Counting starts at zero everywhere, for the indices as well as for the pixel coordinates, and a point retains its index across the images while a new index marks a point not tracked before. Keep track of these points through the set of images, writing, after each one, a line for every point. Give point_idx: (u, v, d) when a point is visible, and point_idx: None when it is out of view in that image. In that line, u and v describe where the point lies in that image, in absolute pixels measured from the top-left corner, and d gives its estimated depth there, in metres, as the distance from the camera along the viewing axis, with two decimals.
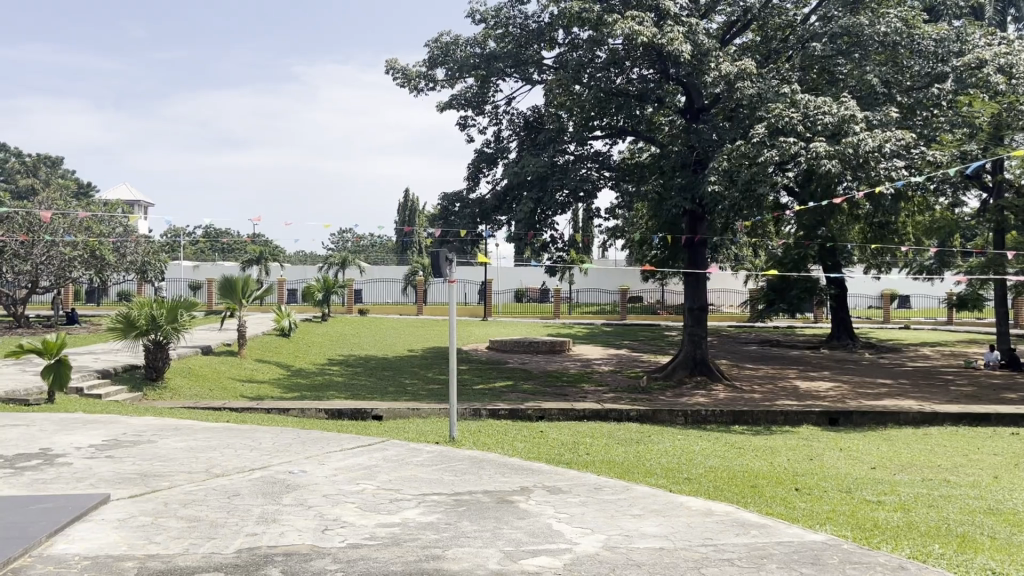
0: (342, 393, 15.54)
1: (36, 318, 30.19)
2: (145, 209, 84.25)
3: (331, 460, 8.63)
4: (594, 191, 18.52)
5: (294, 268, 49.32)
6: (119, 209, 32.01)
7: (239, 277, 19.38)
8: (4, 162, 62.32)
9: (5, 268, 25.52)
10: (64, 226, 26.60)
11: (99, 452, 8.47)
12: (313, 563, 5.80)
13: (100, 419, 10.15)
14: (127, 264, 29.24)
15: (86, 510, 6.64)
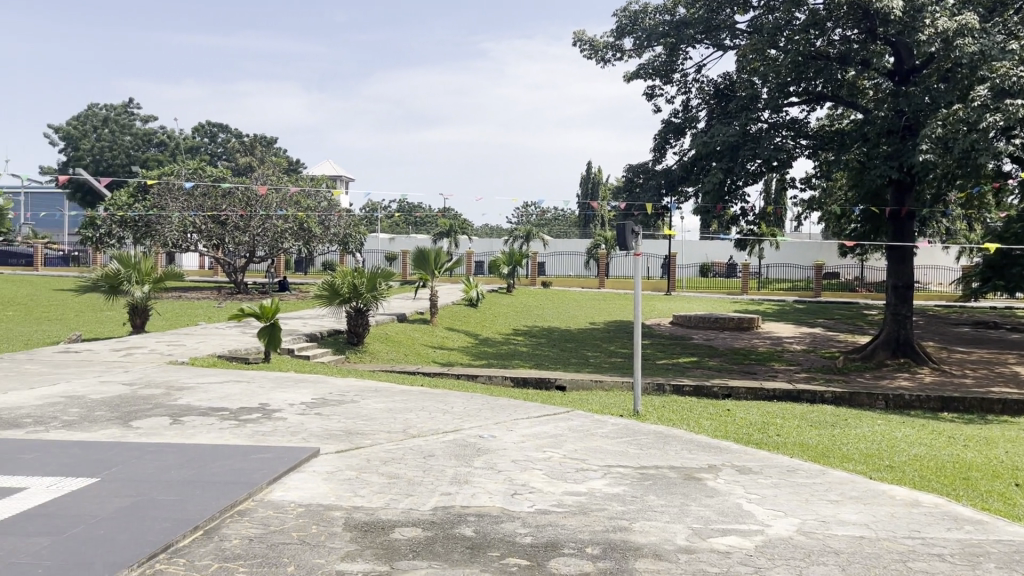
0: (528, 363, 15.90)
1: (253, 285, 33.06)
2: (346, 184, 89.72)
3: (519, 427, 8.86)
4: (789, 161, 17.58)
5: (481, 241, 50.82)
6: (324, 184, 34.33)
7: (431, 248, 20.20)
8: (226, 142, 68.47)
9: (227, 239, 28.09)
10: (277, 202, 28.89)
11: (309, 408, 9.18)
12: (504, 526, 5.99)
13: (310, 379, 11.00)
14: (331, 235, 31.22)
15: (301, 461, 7.25)
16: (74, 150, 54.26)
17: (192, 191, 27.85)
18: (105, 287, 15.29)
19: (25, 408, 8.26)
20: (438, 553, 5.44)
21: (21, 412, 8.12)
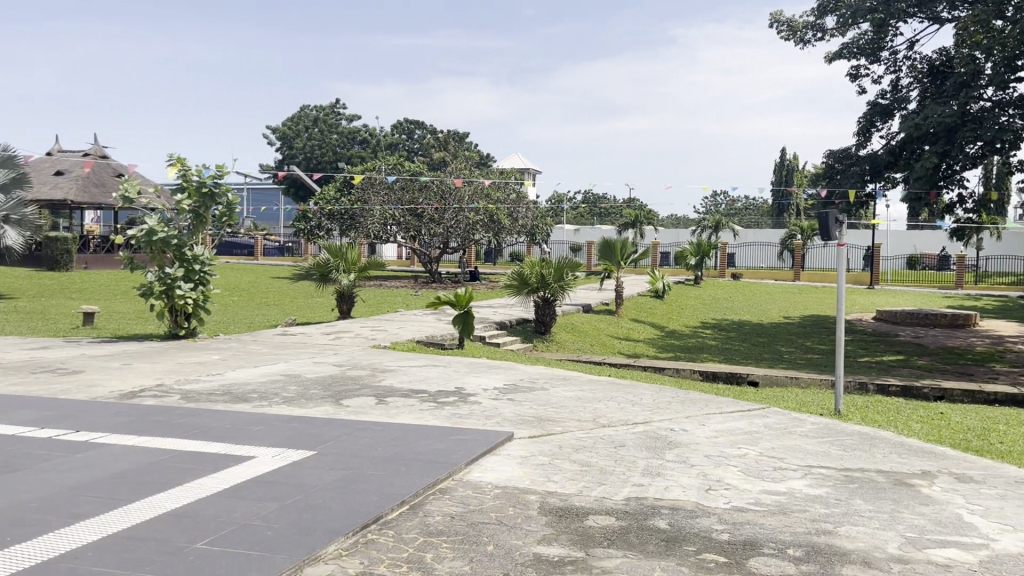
0: (717, 357, 15.51)
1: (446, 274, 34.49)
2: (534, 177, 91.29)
3: (711, 422, 8.67)
4: (1017, 142, 15.99)
5: (668, 231, 50.06)
6: (513, 176, 35.12)
7: (617, 239, 20.14)
8: (423, 138, 71.77)
9: (423, 231, 29.51)
10: (469, 195, 29.88)
11: (502, 394, 9.45)
12: (700, 521, 5.88)
13: (501, 366, 11.33)
14: (520, 227, 31.77)
15: (496, 444, 7.48)
16: (289, 148, 59.08)
17: (392, 184, 29.61)
18: (316, 275, 16.52)
19: (250, 384, 9.09)
20: (633, 543, 5.43)
21: (247, 387, 8.96)
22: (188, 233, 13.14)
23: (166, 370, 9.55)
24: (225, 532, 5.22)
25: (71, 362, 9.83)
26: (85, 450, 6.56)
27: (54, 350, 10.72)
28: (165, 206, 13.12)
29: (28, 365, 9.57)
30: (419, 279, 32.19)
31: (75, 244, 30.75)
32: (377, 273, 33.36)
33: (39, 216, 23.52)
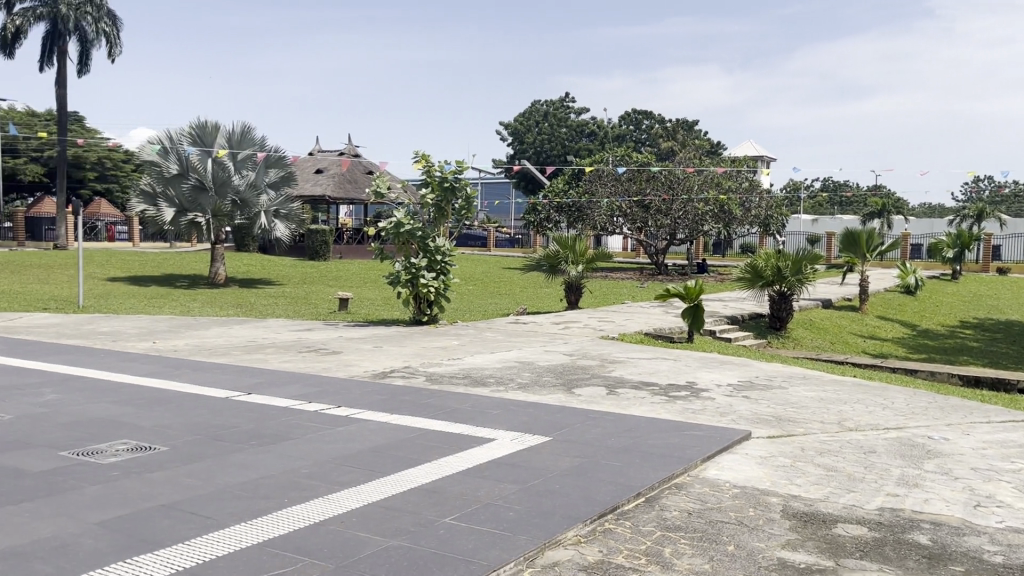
0: (980, 360, 14.01)
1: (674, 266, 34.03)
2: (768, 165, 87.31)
3: (977, 433, 7.83)
4: None
5: (919, 222, 45.93)
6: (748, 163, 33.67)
7: (862, 230, 18.79)
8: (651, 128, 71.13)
9: (650, 222, 29.44)
10: (698, 184, 29.11)
11: (737, 391, 9.14)
12: (967, 540, 5.32)
13: (735, 362, 10.97)
14: (751, 218, 30.21)
15: (733, 442, 7.24)
16: (520, 142, 61.15)
17: (618, 176, 30.22)
18: (546, 266, 16.94)
19: (487, 369, 9.49)
20: (889, 557, 5.03)
21: (485, 372, 9.36)
22: (430, 226, 13.92)
23: (412, 354, 10.22)
24: (471, 510, 5.48)
25: (331, 343, 10.81)
26: (345, 424, 7.16)
27: (316, 332, 11.82)
28: (410, 200, 13.99)
29: (296, 344, 10.63)
30: (646, 270, 32.11)
31: (331, 237, 33.73)
32: (604, 265, 33.57)
33: (303, 212, 25.98)
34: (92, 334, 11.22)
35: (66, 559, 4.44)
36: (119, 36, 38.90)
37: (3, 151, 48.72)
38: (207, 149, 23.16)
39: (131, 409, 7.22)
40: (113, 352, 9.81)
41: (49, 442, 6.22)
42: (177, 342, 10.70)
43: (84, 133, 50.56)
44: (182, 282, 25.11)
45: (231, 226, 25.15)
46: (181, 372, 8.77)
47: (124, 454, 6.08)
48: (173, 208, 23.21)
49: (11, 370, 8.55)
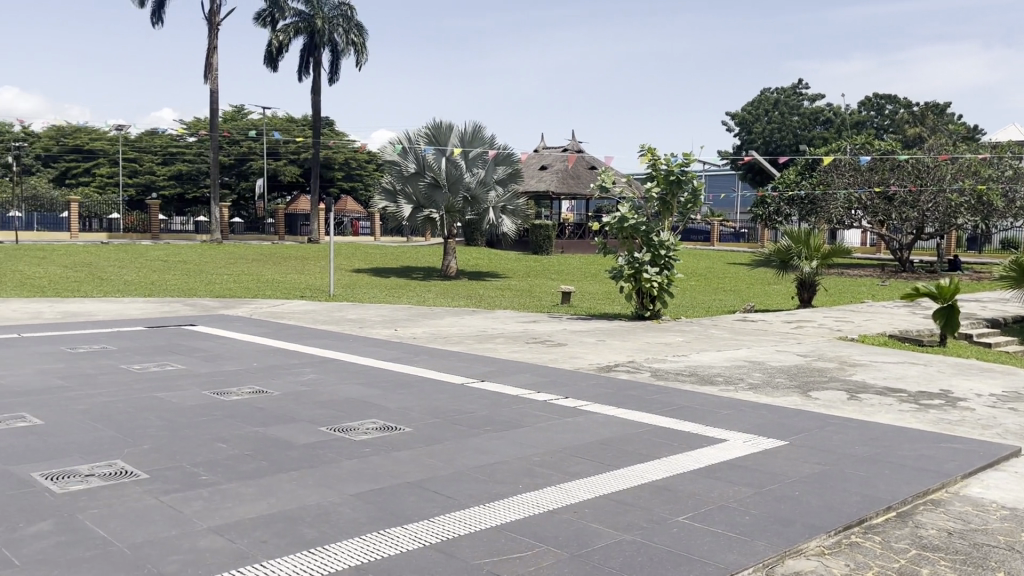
0: None
1: (919, 262, 31.32)
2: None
3: None
4: None
5: None
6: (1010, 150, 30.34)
7: None
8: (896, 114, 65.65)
9: (894, 215, 27.36)
10: (952, 172, 26.75)
11: (1002, 402, 8.21)
12: None
13: (998, 370, 9.85)
14: (1016, 209, 27.72)
15: (1000, 458, 6.49)
16: (748, 133, 58.82)
17: (859, 166, 28.09)
18: (776, 262, 16.23)
19: (716, 367, 9.23)
20: None
21: (713, 370, 9.11)
22: (655, 220, 13.77)
23: (637, 348, 10.17)
24: (705, 511, 5.32)
25: (556, 335, 11.02)
26: (575, 415, 7.25)
27: (543, 324, 12.11)
28: (635, 194, 13.91)
29: (524, 335, 10.94)
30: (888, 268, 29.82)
31: (554, 232, 34.43)
32: (839, 261, 31.54)
33: (529, 207, 26.64)
34: (342, 320, 12.23)
35: (325, 525, 4.83)
36: (365, 43, 42.15)
37: (268, 155, 54.58)
38: (442, 149, 24.46)
39: (378, 391, 7.76)
40: (360, 337, 10.63)
41: (309, 418, 6.83)
42: (415, 330, 11.38)
43: (334, 136, 55.40)
44: (417, 274, 26.76)
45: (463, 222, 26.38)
46: (419, 358, 9.32)
47: (373, 433, 6.55)
48: (410, 205, 24.77)
49: (276, 351, 9.52)
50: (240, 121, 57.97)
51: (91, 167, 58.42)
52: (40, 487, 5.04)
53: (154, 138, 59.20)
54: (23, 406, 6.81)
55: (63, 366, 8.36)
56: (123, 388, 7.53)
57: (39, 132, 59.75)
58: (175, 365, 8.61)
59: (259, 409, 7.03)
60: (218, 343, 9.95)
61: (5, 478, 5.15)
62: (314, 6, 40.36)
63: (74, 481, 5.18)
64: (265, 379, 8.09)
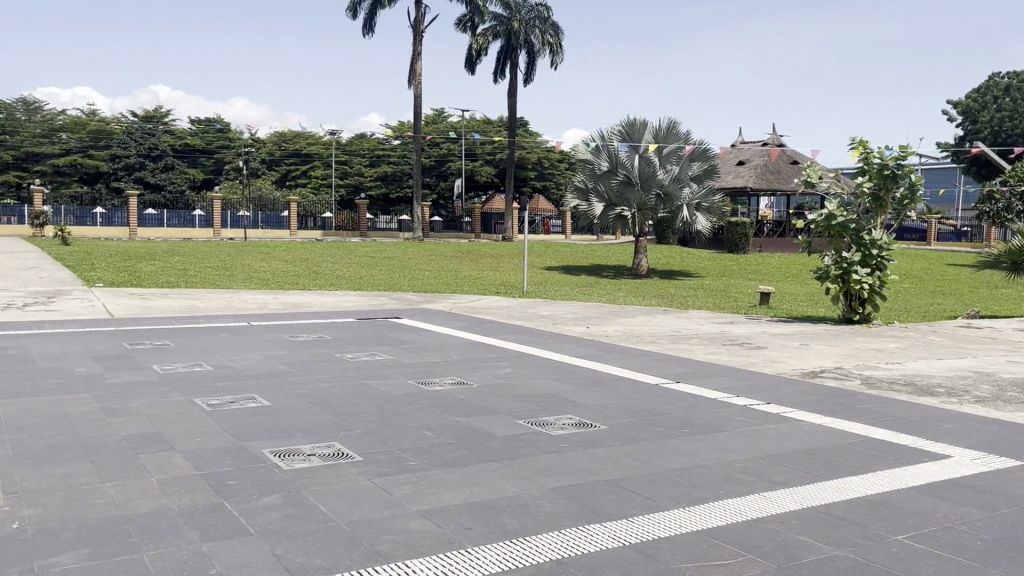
0: None
1: None
2: None
3: None
4: None
5: None
6: None
7: None
8: None
9: None
10: None
11: None
12: None
13: None
14: None
15: None
16: (973, 122, 53.91)
17: None
18: (1007, 263, 14.78)
19: (935, 377, 8.51)
20: None
21: (932, 380, 8.41)
22: (866, 217, 12.93)
23: (845, 354, 9.59)
24: (929, 531, 4.89)
25: (755, 337, 10.62)
26: (777, 422, 6.93)
27: (740, 326, 11.73)
28: (844, 190, 13.15)
29: (720, 337, 10.65)
30: None
31: (751, 229, 33.35)
32: None
33: (725, 204, 25.90)
34: (536, 316, 12.47)
35: (526, 517, 4.90)
36: (560, 43, 42.98)
37: (466, 155, 56.88)
38: (635, 146, 24.37)
39: (573, 388, 7.82)
40: (554, 334, 10.78)
41: (507, 411, 7.00)
42: (608, 328, 11.39)
43: (527, 136, 56.79)
44: (608, 273, 26.83)
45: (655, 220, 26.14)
46: (614, 356, 9.30)
47: (570, 428, 6.60)
48: (602, 203, 24.88)
49: (474, 344, 9.86)
50: (440, 124, 60.83)
51: (309, 169, 63.53)
52: (270, 462, 5.50)
53: (363, 142, 63.40)
54: (254, 387, 7.48)
55: (286, 352, 9.11)
56: (338, 375, 8.09)
57: (265, 138, 65.75)
58: (383, 355, 9.13)
59: (461, 399, 7.29)
60: (421, 335, 10.46)
61: (240, 452, 5.66)
62: (512, 9, 41.63)
63: (299, 458, 5.61)
64: (466, 371, 8.39)
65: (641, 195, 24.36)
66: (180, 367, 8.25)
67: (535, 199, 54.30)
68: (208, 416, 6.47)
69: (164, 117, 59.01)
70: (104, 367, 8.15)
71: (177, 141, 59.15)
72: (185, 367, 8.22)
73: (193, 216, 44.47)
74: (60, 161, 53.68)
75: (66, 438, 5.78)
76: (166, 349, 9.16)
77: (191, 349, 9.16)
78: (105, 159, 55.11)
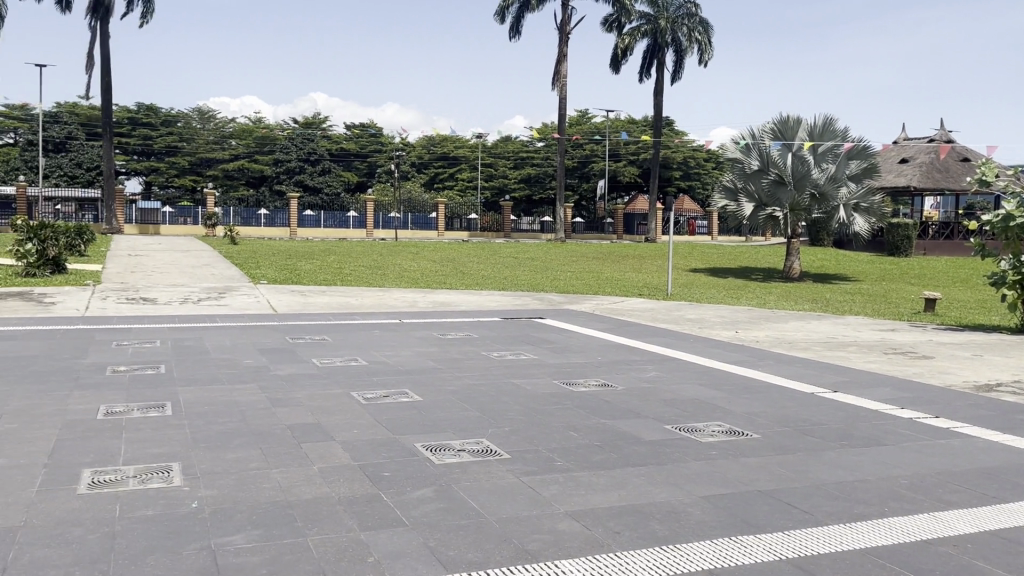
0: None
1: None
2: None
3: None
4: None
5: None
6: None
7: None
8: None
9: None
10: None
11: None
12: None
13: None
14: None
15: None
16: None
17: None
18: None
19: None
20: None
21: None
22: None
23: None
24: None
25: (921, 347, 9.95)
26: (947, 438, 6.45)
27: (903, 334, 11.03)
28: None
29: (881, 345, 10.06)
30: None
31: (915, 231, 31.47)
32: None
33: (886, 204, 24.48)
34: (682, 320, 12.23)
35: (676, 522, 4.77)
36: (710, 40, 42.07)
37: (610, 156, 56.71)
38: (788, 144, 23.41)
39: (722, 395, 7.61)
40: (700, 338, 10.53)
41: (655, 416, 6.88)
42: (758, 333, 11.01)
43: (673, 135, 55.94)
44: (757, 275, 26.03)
45: (808, 222, 25.14)
46: (765, 363, 8.97)
47: (720, 436, 6.40)
48: (753, 203, 24.21)
49: (619, 347, 9.79)
50: (584, 125, 60.92)
51: (455, 172, 65.21)
52: (422, 457, 5.64)
53: (508, 145, 64.41)
54: (406, 383, 7.73)
55: (436, 350, 9.36)
56: (486, 373, 8.22)
57: (415, 142, 67.92)
58: (528, 354, 9.21)
59: (607, 402, 7.24)
60: (565, 336, 10.48)
61: (395, 446, 5.84)
62: (660, 8, 41.12)
63: (449, 454, 5.72)
64: (611, 374, 8.33)
65: (794, 195, 23.51)
66: (338, 361, 8.64)
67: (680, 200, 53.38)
68: (364, 409, 6.74)
69: (322, 124, 62.16)
70: (270, 359, 8.66)
71: (334, 145, 62.14)
72: (342, 362, 8.60)
73: (347, 217, 46.53)
74: (229, 166, 57.61)
75: (238, 425, 6.17)
76: (325, 343, 9.64)
77: (348, 344, 9.58)
78: (269, 164, 58.30)
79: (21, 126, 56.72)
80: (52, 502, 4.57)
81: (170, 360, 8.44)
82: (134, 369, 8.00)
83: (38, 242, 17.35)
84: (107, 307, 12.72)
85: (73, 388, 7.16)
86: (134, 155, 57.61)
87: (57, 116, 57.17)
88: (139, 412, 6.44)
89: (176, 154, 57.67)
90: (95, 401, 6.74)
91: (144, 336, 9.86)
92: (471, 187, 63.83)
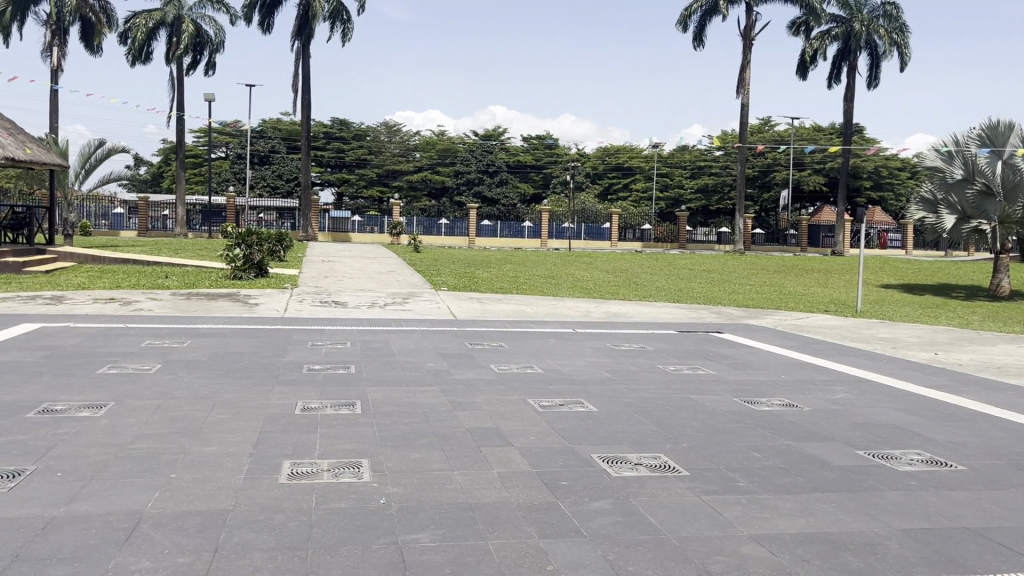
0: None
1: None
2: None
3: None
4: None
5: None
6: None
7: None
8: None
9: None
10: None
11: None
12: None
13: None
14: None
15: None
16: None
17: None
18: None
19: None
20: None
21: None
22: None
23: None
24: None
25: None
26: None
27: None
28: None
29: None
30: None
31: None
32: None
33: None
34: (873, 339, 11.48)
35: (873, 555, 4.40)
36: (909, 42, 39.51)
37: (793, 165, 54.47)
38: (998, 151, 21.61)
39: (922, 422, 7.04)
40: (895, 359, 9.82)
41: (845, 440, 6.47)
42: (959, 356, 10.13)
43: (864, 142, 53.00)
44: (958, 293, 24.10)
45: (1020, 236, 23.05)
46: (968, 389, 8.23)
47: (919, 465, 5.93)
48: (954, 215, 22.49)
49: (803, 365, 9.32)
50: (767, 133, 58.84)
51: (630, 182, 65.23)
52: (599, 468, 5.60)
53: (686, 153, 63.30)
54: (582, 392, 7.72)
55: (610, 360, 9.32)
56: (661, 387, 8.06)
57: (590, 153, 68.65)
58: (706, 370, 8.96)
59: (791, 423, 6.88)
60: (744, 352, 10.12)
61: (573, 455, 5.85)
62: (853, 9, 39.11)
63: (627, 467, 5.65)
64: (798, 394, 7.91)
65: (1004, 207, 21.67)
66: (515, 367, 8.78)
67: (871, 211, 50.11)
68: (542, 417, 6.79)
69: (502, 137, 63.89)
70: (449, 362, 8.96)
71: (512, 158, 63.81)
72: (519, 369, 8.72)
73: (523, 227, 47.37)
74: (413, 177, 60.36)
75: (422, 426, 6.41)
76: (501, 350, 9.81)
77: (525, 351, 9.71)
78: (450, 176, 60.54)
79: (231, 141, 62.16)
80: (255, 488, 4.92)
81: (361, 361, 8.90)
82: (327, 368, 8.49)
83: (246, 246, 18.86)
84: (303, 309, 13.63)
85: (273, 384, 7.70)
86: (328, 168, 61.61)
87: (263, 132, 62.17)
88: (332, 408, 6.83)
89: (365, 167, 61.07)
90: (293, 396, 7.22)
91: (338, 337, 10.48)
92: (646, 197, 63.35)
